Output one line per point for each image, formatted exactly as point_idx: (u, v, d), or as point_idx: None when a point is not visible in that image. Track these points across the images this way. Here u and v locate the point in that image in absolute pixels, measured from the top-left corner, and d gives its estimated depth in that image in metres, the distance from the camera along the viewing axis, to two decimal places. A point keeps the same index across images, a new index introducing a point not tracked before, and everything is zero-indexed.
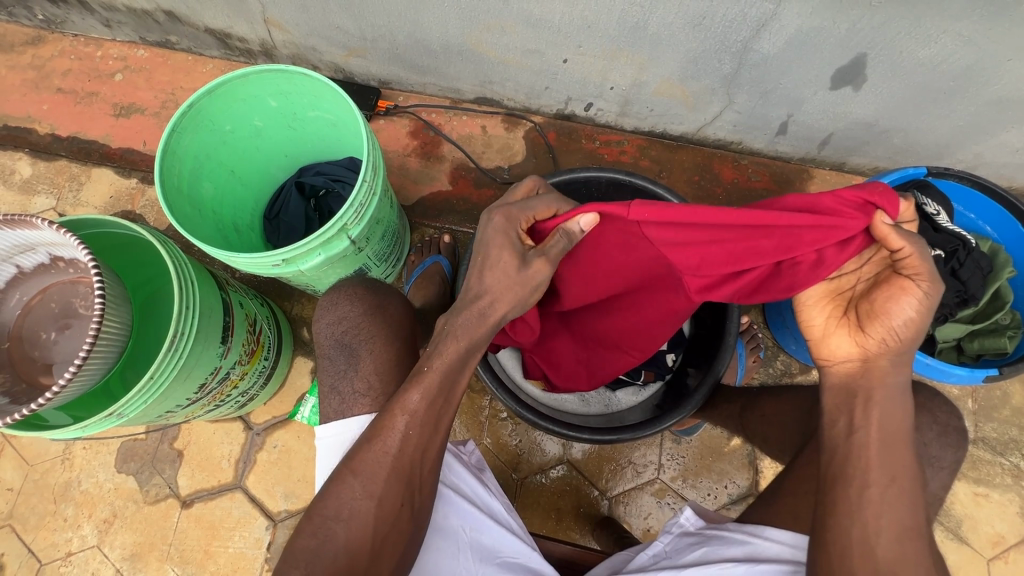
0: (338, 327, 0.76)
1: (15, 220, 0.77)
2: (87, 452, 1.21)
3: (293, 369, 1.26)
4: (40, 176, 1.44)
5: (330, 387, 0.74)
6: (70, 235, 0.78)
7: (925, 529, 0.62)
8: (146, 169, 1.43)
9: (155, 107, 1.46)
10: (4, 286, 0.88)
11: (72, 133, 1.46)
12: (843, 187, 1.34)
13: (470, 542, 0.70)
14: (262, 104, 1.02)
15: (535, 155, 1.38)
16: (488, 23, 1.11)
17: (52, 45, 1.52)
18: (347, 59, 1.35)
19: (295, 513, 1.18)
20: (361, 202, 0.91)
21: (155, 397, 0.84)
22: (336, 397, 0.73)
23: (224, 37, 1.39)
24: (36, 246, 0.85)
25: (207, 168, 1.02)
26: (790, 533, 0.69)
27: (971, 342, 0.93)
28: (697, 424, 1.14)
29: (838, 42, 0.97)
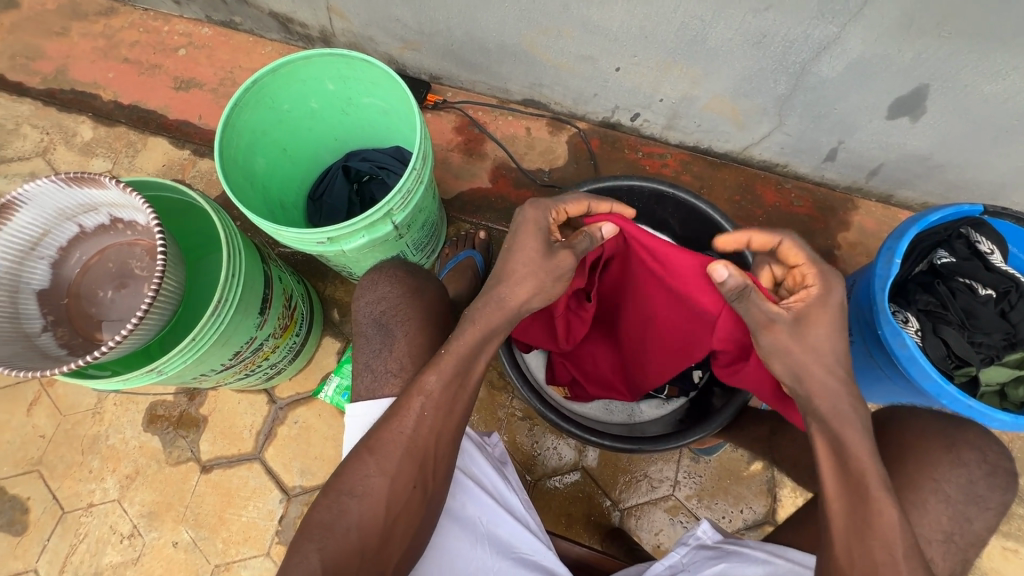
0: (378, 307, 0.78)
1: (84, 177, 0.81)
2: (118, 407, 1.25)
3: (319, 348, 1.27)
4: (99, 140, 1.50)
5: (363, 364, 0.75)
6: (134, 194, 0.81)
7: None
8: (198, 142, 1.48)
9: (213, 83, 1.51)
10: (65, 245, 0.92)
11: (133, 102, 1.52)
12: (887, 220, 1.32)
13: (486, 535, 0.70)
14: (320, 87, 1.05)
15: (577, 161, 1.39)
16: (546, 27, 1.12)
17: (123, 17, 1.59)
18: (402, 52, 1.38)
19: (309, 490, 1.19)
20: (407, 189, 0.93)
21: (194, 358, 0.87)
22: (370, 374, 0.74)
23: (286, 21, 1.44)
24: (99, 206, 0.89)
25: (261, 143, 1.05)
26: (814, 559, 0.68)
27: (1016, 389, 0.87)
28: (718, 444, 1.13)
29: (899, 71, 0.95)
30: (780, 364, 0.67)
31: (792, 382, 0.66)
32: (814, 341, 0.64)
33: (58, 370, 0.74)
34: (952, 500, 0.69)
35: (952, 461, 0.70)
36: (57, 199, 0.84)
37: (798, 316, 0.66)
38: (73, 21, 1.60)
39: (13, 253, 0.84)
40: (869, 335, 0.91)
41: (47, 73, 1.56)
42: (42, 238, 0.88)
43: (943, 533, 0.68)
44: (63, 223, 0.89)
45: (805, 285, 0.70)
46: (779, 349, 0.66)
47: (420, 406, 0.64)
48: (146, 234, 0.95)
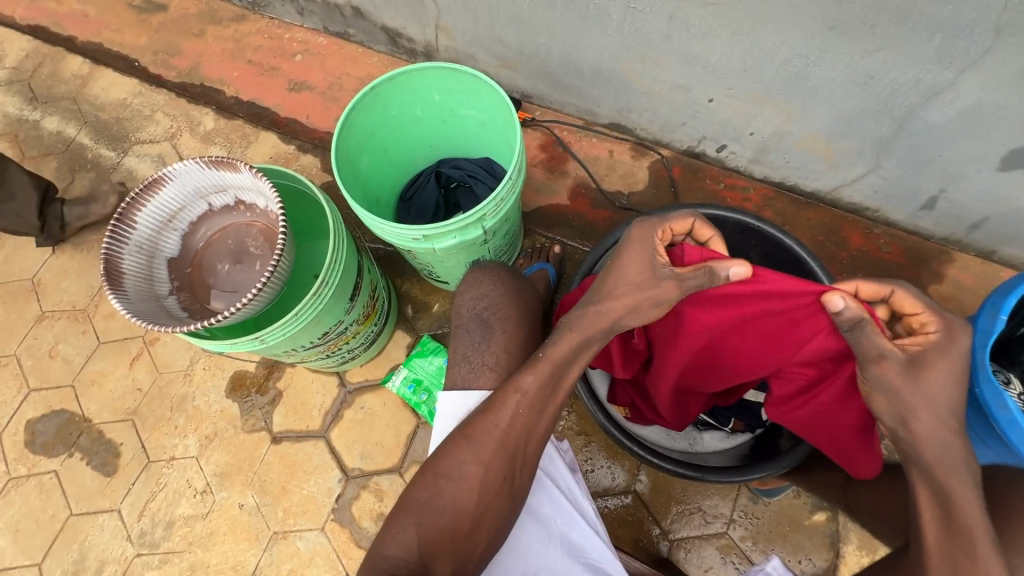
0: (480, 302, 0.82)
1: (223, 162, 0.91)
2: (206, 372, 1.36)
3: (391, 341, 1.34)
4: (218, 130, 1.66)
5: (462, 355, 0.79)
6: (264, 179, 0.90)
7: None
8: (303, 139, 1.61)
9: (322, 87, 1.65)
10: (195, 220, 1.03)
11: (251, 99, 1.68)
12: (987, 277, 1.24)
13: (561, 536, 0.72)
14: (427, 97, 1.13)
15: (657, 186, 1.40)
16: (645, 55, 1.16)
17: (252, 24, 1.77)
18: (499, 70, 1.46)
19: (367, 474, 1.25)
20: (501, 198, 0.98)
21: (292, 332, 0.94)
22: (467, 365, 0.78)
23: (395, 36, 1.55)
24: (228, 188, 0.99)
25: (368, 144, 1.14)
26: None
27: None
28: (781, 487, 1.09)
29: (1018, 121, 0.92)
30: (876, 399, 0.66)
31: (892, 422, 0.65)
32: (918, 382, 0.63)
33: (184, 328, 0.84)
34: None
35: None
36: (197, 180, 0.96)
37: (913, 357, 0.65)
38: (209, 25, 1.79)
39: (154, 224, 0.96)
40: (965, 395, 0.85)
41: (182, 68, 1.76)
42: (178, 213, 0.99)
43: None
44: (197, 201, 1.00)
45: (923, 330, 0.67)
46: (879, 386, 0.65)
47: (504, 399, 0.68)
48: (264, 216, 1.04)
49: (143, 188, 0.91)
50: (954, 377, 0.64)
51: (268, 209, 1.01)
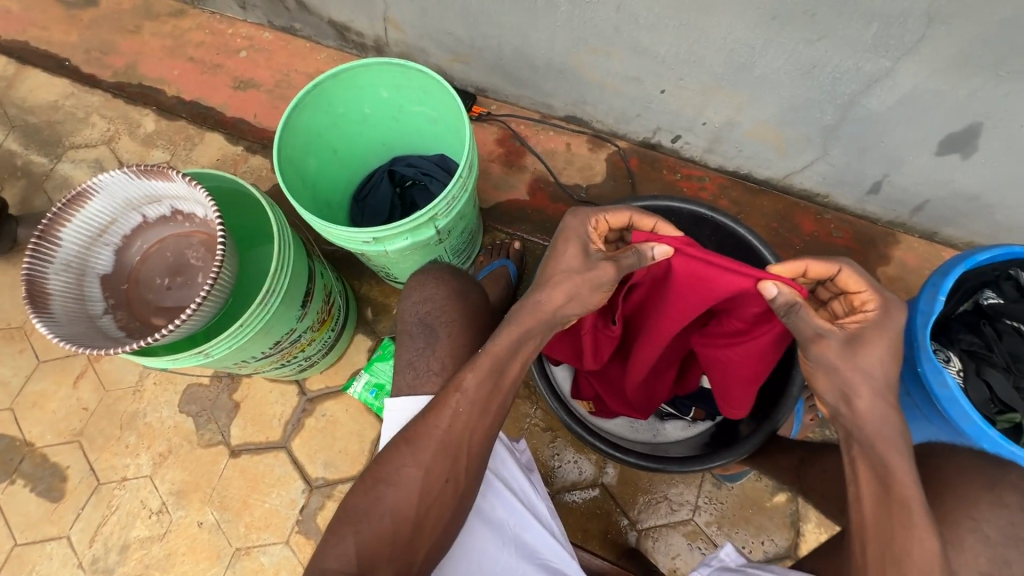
0: (423, 307, 0.80)
1: (152, 170, 0.86)
2: (157, 387, 1.30)
3: (351, 345, 1.31)
4: (160, 132, 1.58)
5: (407, 361, 0.77)
6: (198, 187, 0.86)
7: None
8: (251, 139, 1.55)
9: (270, 85, 1.59)
10: (128, 233, 0.98)
11: (194, 99, 1.60)
12: (931, 257, 1.29)
13: (513, 538, 0.71)
14: (374, 94, 1.09)
15: (615, 178, 1.40)
16: (595, 47, 1.15)
17: (192, 19, 1.68)
18: (452, 64, 1.43)
19: (331, 483, 1.22)
20: (452, 197, 0.96)
21: (239, 344, 0.90)
22: (412, 371, 0.76)
23: (344, 30, 1.50)
24: (162, 198, 0.95)
25: (315, 144, 1.10)
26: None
27: None
28: (743, 471, 1.11)
29: (952, 107, 0.94)
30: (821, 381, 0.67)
31: (838, 404, 0.66)
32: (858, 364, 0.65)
33: (119, 349, 0.80)
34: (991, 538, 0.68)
35: None
36: (126, 191, 0.91)
37: (852, 334, 0.67)
38: (145, 20, 1.70)
39: (82, 239, 0.91)
40: (908, 373, 0.87)
41: (118, 66, 1.66)
42: (109, 226, 0.94)
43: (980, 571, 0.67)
44: (129, 213, 0.95)
45: (860, 308, 0.69)
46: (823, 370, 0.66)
47: (454, 404, 0.66)
48: (203, 225, 1.00)
49: (67, 202, 0.86)
50: (892, 358, 0.66)
51: (207, 217, 0.97)
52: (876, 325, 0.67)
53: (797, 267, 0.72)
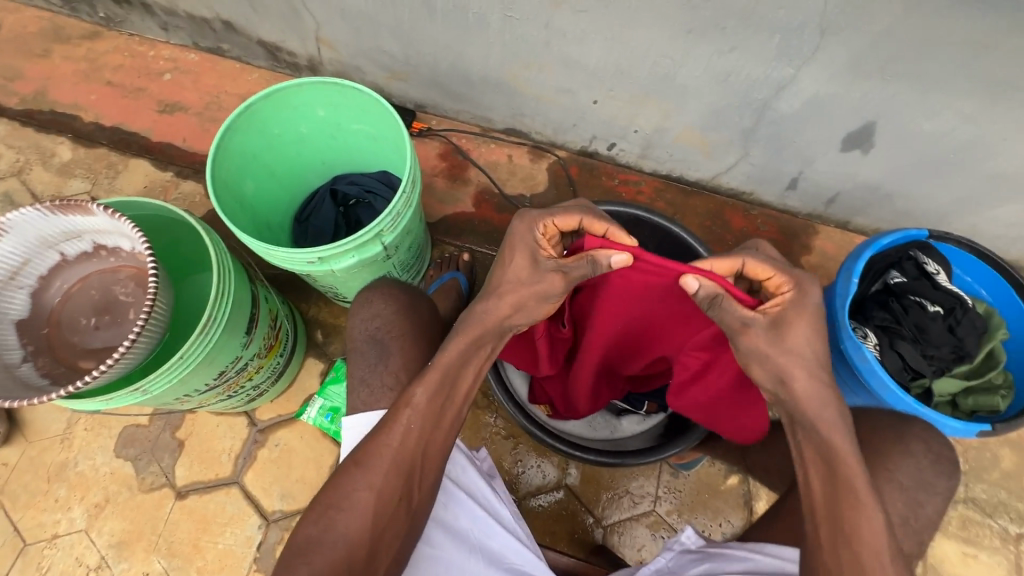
0: (372, 323, 0.80)
1: (69, 204, 0.82)
2: (88, 433, 1.21)
3: (302, 370, 1.27)
4: (79, 160, 1.49)
5: (360, 379, 0.76)
6: (122, 218, 0.82)
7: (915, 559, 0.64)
8: (181, 164, 1.48)
9: (199, 107, 1.53)
10: (45, 273, 0.92)
11: (115, 124, 1.52)
12: (846, 245, 1.41)
13: (479, 546, 0.71)
14: (310, 113, 1.08)
15: (557, 187, 1.44)
16: (528, 61, 1.19)
17: (108, 41, 1.60)
18: (389, 82, 1.44)
19: (290, 515, 1.17)
20: (397, 212, 0.96)
21: (180, 377, 0.86)
22: (365, 388, 0.75)
23: (275, 50, 1.47)
24: (82, 233, 0.90)
25: (250, 166, 1.07)
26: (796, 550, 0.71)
27: (966, 399, 0.95)
28: (697, 459, 1.16)
29: (850, 108, 1.05)
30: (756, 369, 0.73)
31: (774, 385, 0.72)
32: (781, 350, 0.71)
33: (45, 397, 0.75)
34: (906, 487, 0.75)
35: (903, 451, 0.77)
36: (40, 228, 0.85)
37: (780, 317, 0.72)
38: (55, 43, 1.60)
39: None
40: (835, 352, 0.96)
41: (26, 93, 1.55)
42: (22, 267, 0.88)
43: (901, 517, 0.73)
44: (44, 252, 0.89)
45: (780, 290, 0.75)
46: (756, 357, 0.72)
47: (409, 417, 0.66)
48: (130, 259, 0.95)
49: None
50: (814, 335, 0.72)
51: (135, 250, 0.92)
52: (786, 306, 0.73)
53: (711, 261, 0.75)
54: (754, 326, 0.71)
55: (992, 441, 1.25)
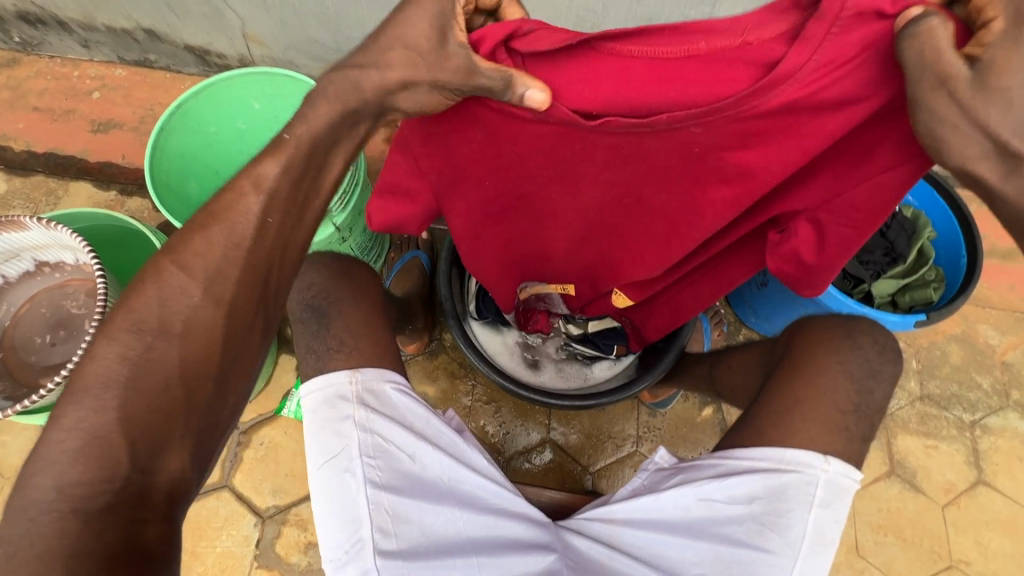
0: (308, 292, 0.74)
1: (3, 222, 0.81)
2: None
3: (277, 367, 1.27)
4: (16, 191, 1.45)
5: (306, 348, 0.70)
6: (61, 227, 0.82)
7: (857, 436, 0.69)
8: (125, 182, 1.46)
9: (134, 122, 1.50)
10: None
11: (48, 150, 1.48)
12: None
13: (449, 493, 0.65)
14: (245, 106, 1.07)
15: None
16: None
17: (28, 66, 1.55)
18: (324, 72, 1.43)
19: (285, 508, 1.19)
20: (343, 191, 0.97)
21: None
22: (313, 356, 0.69)
23: (203, 54, 1.45)
24: (21, 252, 0.89)
25: (193, 167, 1.08)
26: (770, 449, 0.67)
27: (903, 297, 1.02)
28: (671, 395, 1.21)
29: None
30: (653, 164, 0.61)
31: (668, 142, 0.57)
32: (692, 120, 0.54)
33: (11, 411, 0.77)
34: (854, 375, 0.72)
35: (849, 346, 0.74)
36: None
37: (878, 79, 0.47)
38: None
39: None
40: None
41: None
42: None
43: (854, 405, 0.70)
44: None
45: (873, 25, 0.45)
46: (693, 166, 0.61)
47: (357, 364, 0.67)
48: (77, 271, 0.95)
49: None
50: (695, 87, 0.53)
51: (79, 261, 0.92)
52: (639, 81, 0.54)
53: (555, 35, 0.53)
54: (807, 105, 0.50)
55: (939, 340, 1.34)
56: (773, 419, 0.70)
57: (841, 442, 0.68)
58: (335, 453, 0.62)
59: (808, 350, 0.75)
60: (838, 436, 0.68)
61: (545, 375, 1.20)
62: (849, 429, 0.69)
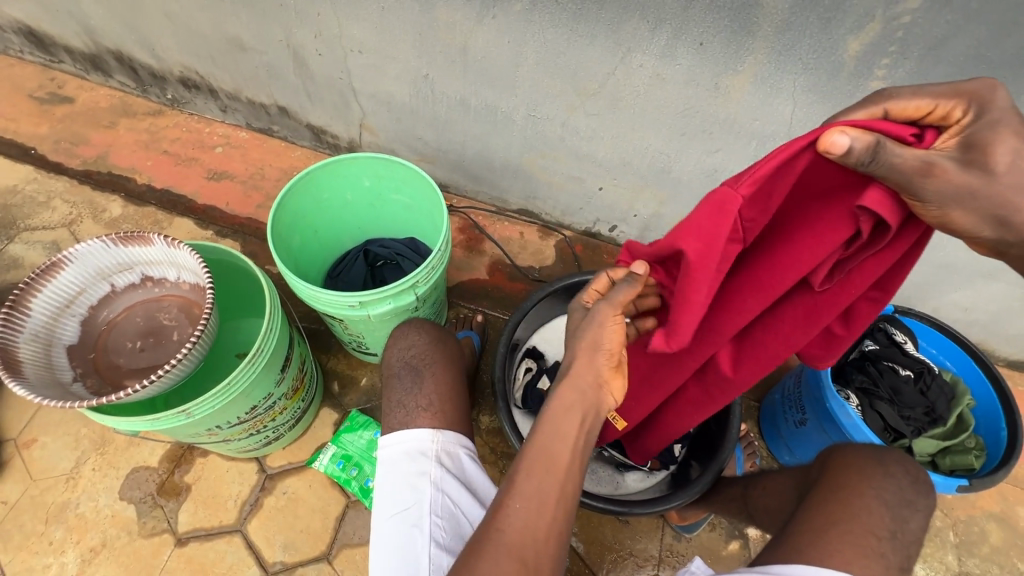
0: (408, 351, 0.83)
1: (135, 235, 0.93)
2: (95, 473, 1.22)
3: (317, 419, 1.31)
4: (127, 217, 1.63)
5: (396, 401, 0.77)
6: (180, 247, 0.93)
7: None
8: (222, 225, 1.63)
9: (244, 177, 1.71)
10: (95, 302, 1.00)
11: (165, 187, 1.68)
12: None
13: None
14: (357, 182, 1.24)
15: (563, 262, 1.61)
16: (544, 152, 1.40)
17: (169, 118, 1.82)
18: (418, 164, 1.64)
19: (290, 567, 1.15)
20: (431, 266, 1.08)
21: (222, 405, 0.93)
22: (401, 410, 0.76)
23: (320, 133, 1.69)
24: (134, 265, 0.99)
25: (301, 225, 1.22)
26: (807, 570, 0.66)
27: (943, 458, 1.04)
28: (699, 520, 1.19)
29: None
30: (963, 218, 0.51)
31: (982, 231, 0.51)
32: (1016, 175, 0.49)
33: (89, 403, 0.82)
34: (890, 505, 0.73)
35: (882, 473, 0.77)
36: (99, 258, 0.95)
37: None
38: (121, 117, 1.81)
39: (49, 310, 0.92)
40: (819, 414, 1.09)
41: (87, 156, 1.72)
42: (76, 296, 0.96)
43: (890, 534, 0.71)
44: (98, 282, 0.98)
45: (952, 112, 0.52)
46: (962, 200, 0.50)
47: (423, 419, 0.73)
48: (172, 290, 1.04)
49: (41, 270, 0.89)
50: None
51: (180, 280, 1.02)
52: (1005, 111, 0.51)
53: (874, 110, 0.54)
54: (943, 159, 0.49)
55: (977, 515, 1.30)
56: (812, 537, 0.71)
57: (879, 569, 0.67)
58: (407, 506, 0.66)
59: (843, 476, 0.78)
60: (875, 562, 0.67)
61: None
62: (887, 560, 0.69)
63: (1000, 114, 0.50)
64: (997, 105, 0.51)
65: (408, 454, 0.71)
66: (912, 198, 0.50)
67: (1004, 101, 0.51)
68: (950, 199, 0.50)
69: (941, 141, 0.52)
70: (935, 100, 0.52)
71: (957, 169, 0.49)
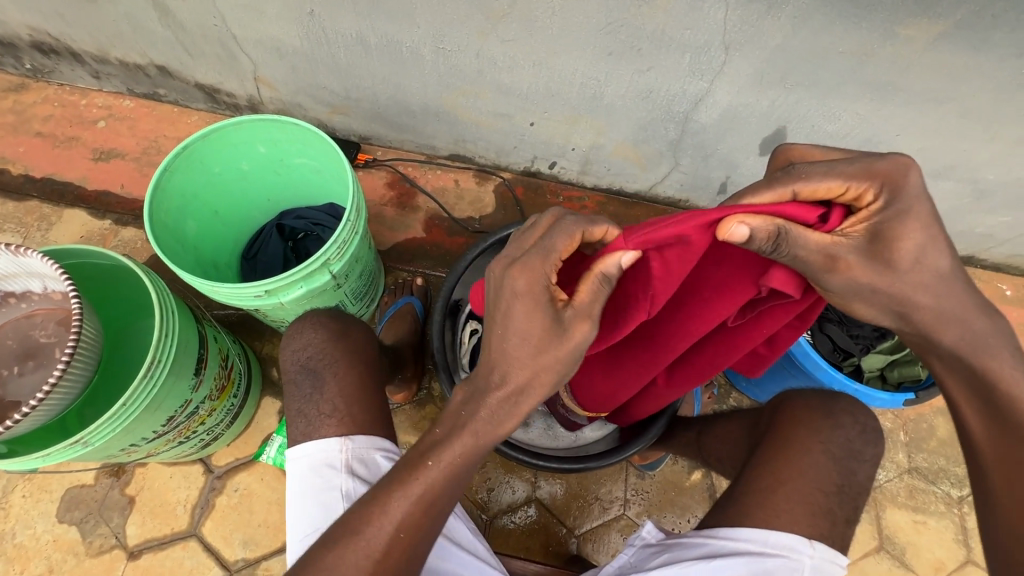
0: (304, 352, 0.84)
1: None
2: (27, 500, 1.14)
3: (259, 410, 1.24)
4: (8, 215, 1.44)
5: (297, 411, 0.79)
6: (28, 254, 0.80)
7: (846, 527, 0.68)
8: (121, 211, 1.46)
9: (136, 152, 1.51)
10: None
11: (46, 175, 1.48)
12: None
13: (432, 569, 0.73)
14: (250, 150, 1.09)
15: (504, 207, 1.50)
16: (464, 89, 1.25)
17: (36, 92, 1.57)
18: (331, 116, 1.47)
19: (253, 562, 1.13)
20: (343, 239, 0.96)
21: (125, 425, 0.84)
22: (303, 419, 0.78)
23: (213, 92, 1.48)
24: None
25: (193, 206, 1.08)
26: (750, 529, 0.66)
27: (891, 371, 1.02)
28: (660, 458, 1.19)
29: (762, 115, 1.13)
30: (860, 304, 0.61)
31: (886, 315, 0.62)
32: (913, 272, 0.59)
33: None
34: (837, 456, 0.72)
35: (830, 425, 0.74)
36: None
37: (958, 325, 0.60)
38: None
39: None
40: None
41: None
42: None
43: (838, 486, 0.70)
44: None
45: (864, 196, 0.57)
46: (861, 293, 0.59)
47: None
48: (43, 303, 0.91)
49: None
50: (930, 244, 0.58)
51: (48, 290, 0.89)
52: (912, 198, 0.57)
53: (785, 191, 0.57)
54: (845, 254, 0.57)
55: (926, 412, 1.34)
56: (760, 501, 0.69)
57: (825, 525, 0.67)
58: (318, 526, 0.70)
59: (792, 431, 0.75)
60: (822, 519, 0.67)
61: (534, 432, 1.17)
62: (833, 512, 0.68)
63: (909, 202, 0.57)
64: (905, 191, 0.57)
65: (319, 470, 0.74)
66: (821, 287, 0.58)
67: (914, 183, 0.57)
68: (849, 289, 0.59)
69: (849, 224, 0.58)
70: (848, 182, 0.57)
71: (858, 258, 0.57)
